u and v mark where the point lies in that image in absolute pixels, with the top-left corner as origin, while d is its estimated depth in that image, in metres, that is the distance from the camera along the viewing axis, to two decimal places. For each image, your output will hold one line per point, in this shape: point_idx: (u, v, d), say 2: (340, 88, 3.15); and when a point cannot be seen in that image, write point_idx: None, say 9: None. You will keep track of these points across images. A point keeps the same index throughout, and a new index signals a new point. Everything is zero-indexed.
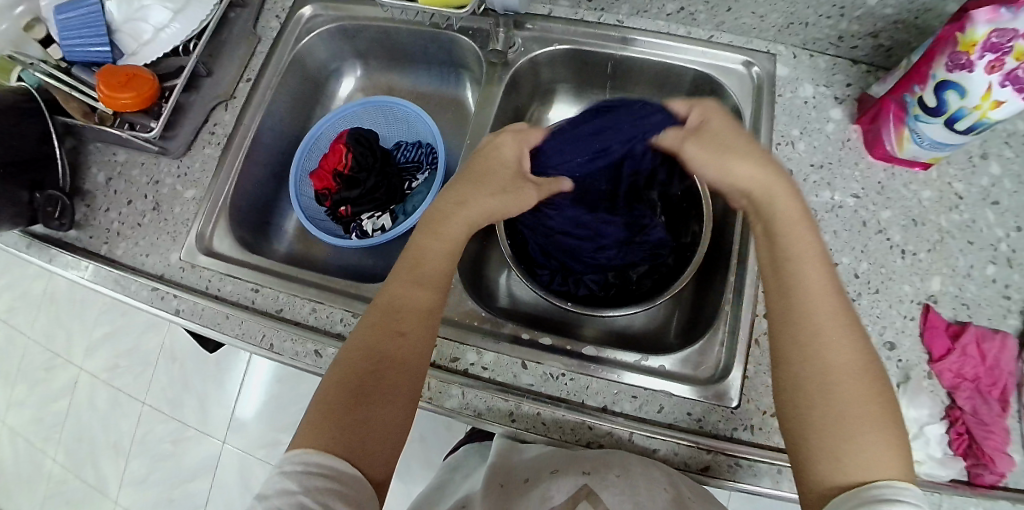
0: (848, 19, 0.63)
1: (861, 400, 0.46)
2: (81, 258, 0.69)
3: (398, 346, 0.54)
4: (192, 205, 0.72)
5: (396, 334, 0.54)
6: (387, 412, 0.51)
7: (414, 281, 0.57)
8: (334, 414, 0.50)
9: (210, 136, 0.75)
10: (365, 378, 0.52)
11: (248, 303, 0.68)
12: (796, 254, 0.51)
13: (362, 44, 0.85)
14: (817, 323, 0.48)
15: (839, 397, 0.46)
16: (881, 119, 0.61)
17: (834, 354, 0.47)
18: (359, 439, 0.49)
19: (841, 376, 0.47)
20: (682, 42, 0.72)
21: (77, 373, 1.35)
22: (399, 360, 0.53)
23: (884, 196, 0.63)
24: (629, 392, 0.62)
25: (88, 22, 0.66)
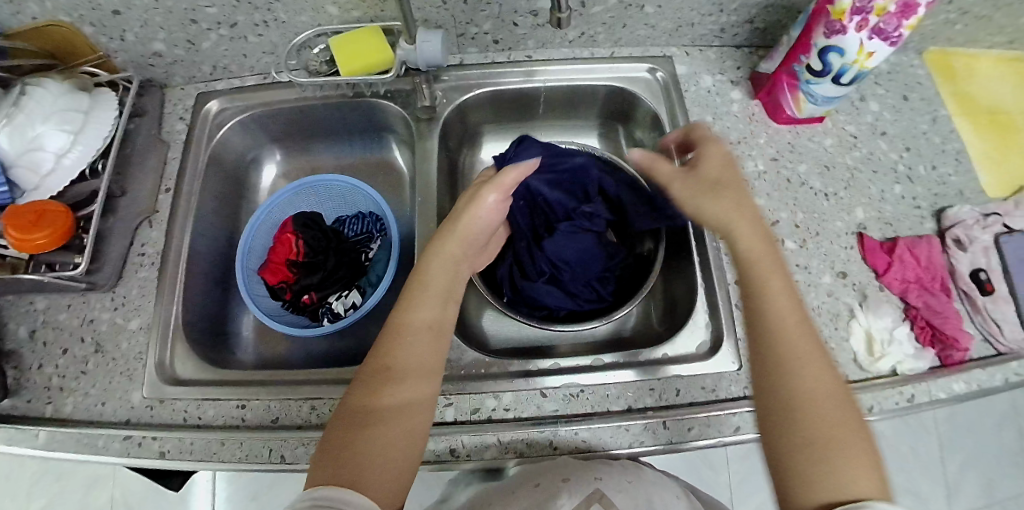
0: (726, 13, 0.73)
1: (835, 412, 0.48)
2: (28, 426, 0.61)
3: (396, 380, 0.53)
4: (140, 335, 0.66)
5: (390, 367, 0.54)
6: (387, 443, 0.50)
7: (423, 293, 0.60)
8: (340, 445, 0.50)
9: (140, 257, 0.70)
10: (376, 395, 0.53)
11: (238, 422, 0.62)
12: (768, 285, 0.53)
13: (278, 129, 0.82)
14: (781, 343, 0.50)
15: (811, 412, 0.48)
16: (776, 90, 0.73)
17: (805, 372, 0.49)
18: (363, 465, 0.49)
19: (818, 399, 0.48)
20: (588, 63, 0.79)
21: None
22: (402, 379, 0.54)
23: (796, 152, 0.74)
24: (647, 386, 0.64)
25: None
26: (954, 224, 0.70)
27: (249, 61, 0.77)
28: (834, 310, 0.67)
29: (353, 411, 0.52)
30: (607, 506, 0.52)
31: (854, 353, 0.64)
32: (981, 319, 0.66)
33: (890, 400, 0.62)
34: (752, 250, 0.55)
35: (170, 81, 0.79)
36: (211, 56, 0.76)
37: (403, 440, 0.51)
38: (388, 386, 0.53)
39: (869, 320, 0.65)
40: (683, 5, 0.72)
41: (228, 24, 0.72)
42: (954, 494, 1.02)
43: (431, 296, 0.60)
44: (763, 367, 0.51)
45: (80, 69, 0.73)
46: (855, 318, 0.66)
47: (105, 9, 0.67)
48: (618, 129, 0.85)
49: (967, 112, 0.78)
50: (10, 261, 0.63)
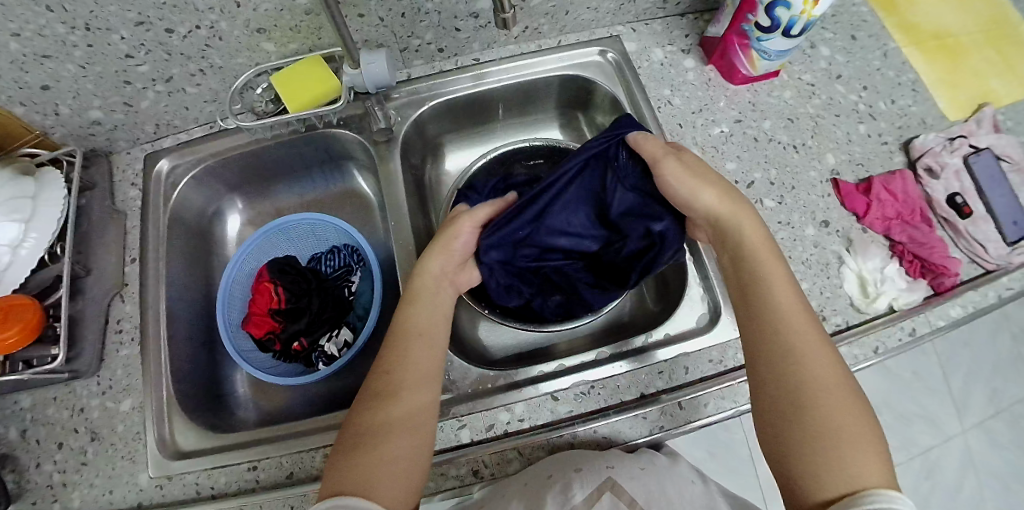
0: None
1: (842, 413, 0.50)
2: None
3: (398, 390, 0.55)
4: (134, 414, 0.65)
5: (394, 378, 0.56)
6: (392, 446, 0.52)
7: (413, 304, 0.61)
8: (355, 449, 0.52)
9: (119, 334, 0.68)
10: (377, 406, 0.54)
11: (253, 484, 0.61)
12: (769, 285, 0.56)
13: (235, 177, 0.80)
14: (790, 345, 0.53)
15: (821, 410, 0.50)
16: (729, 52, 0.72)
17: (816, 373, 0.51)
18: (372, 474, 0.50)
19: (825, 396, 0.50)
20: (540, 55, 0.78)
21: None
22: (399, 384, 0.55)
23: (757, 110, 0.75)
24: (656, 369, 0.64)
25: None
26: (923, 154, 0.71)
27: (192, 113, 0.75)
28: (823, 260, 0.68)
29: (360, 425, 0.54)
30: (619, 493, 0.53)
31: (850, 298, 0.66)
32: (965, 243, 0.68)
33: (893, 337, 0.65)
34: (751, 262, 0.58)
35: (114, 147, 0.76)
36: (152, 114, 0.73)
37: (417, 443, 0.53)
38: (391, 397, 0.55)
39: (859, 263, 0.67)
40: None
41: (163, 80, 0.69)
42: (962, 408, 1.05)
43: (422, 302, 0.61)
44: (769, 363, 0.53)
45: (18, 153, 0.70)
46: (845, 263, 0.68)
47: (32, 86, 0.64)
48: (579, 116, 0.85)
49: (914, 41, 0.79)
50: None
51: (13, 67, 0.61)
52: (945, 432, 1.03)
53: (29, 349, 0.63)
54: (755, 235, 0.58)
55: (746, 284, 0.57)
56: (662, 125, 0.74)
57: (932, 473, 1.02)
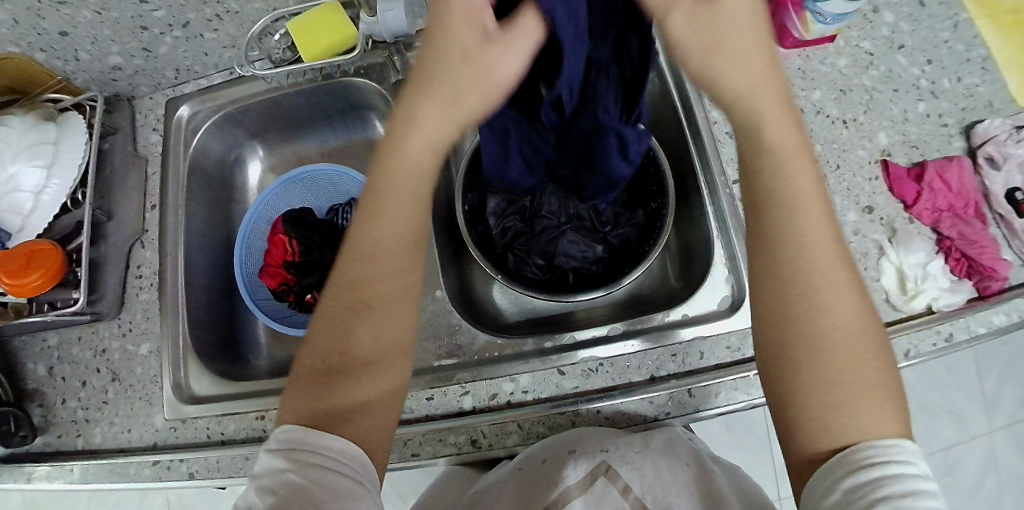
0: None
1: (859, 357, 0.41)
2: (64, 462, 0.67)
3: (354, 319, 0.45)
4: (151, 360, 0.69)
5: (358, 296, 0.45)
6: (365, 383, 0.44)
7: (360, 228, 0.47)
8: (313, 407, 0.43)
9: (139, 279, 0.71)
10: (330, 335, 0.45)
11: (260, 434, 0.64)
12: (789, 207, 0.43)
13: (255, 124, 0.79)
14: (819, 258, 0.42)
15: (838, 354, 0.41)
16: (780, 12, 0.65)
17: (829, 315, 0.41)
18: (346, 413, 0.43)
19: (837, 334, 0.41)
20: None
21: None
22: (367, 295, 0.45)
23: (808, 78, 0.68)
24: (669, 351, 0.61)
25: None
26: (986, 142, 0.65)
27: (212, 59, 0.73)
28: (861, 249, 0.64)
29: (318, 358, 0.45)
30: (614, 478, 0.51)
31: (886, 292, 0.62)
32: (1019, 244, 0.62)
33: (927, 341, 0.61)
34: (794, 151, 0.43)
35: (136, 92, 0.76)
36: (172, 59, 0.72)
37: (384, 384, 0.45)
38: (358, 319, 0.45)
39: (900, 256, 0.63)
40: None
41: (180, 25, 0.67)
42: (993, 406, 1.00)
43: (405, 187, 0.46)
44: (769, 309, 0.43)
45: (41, 98, 0.70)
46: (885, 255, 0.63)
47: (52, 32, 0.63)
48: None
49: (989, 13, 0.70)
50: (12, 306, 0.66)
51: (31, 12, 0.60)
52: (969, 429, 0.99)
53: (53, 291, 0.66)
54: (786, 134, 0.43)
55: (785, 196, 0.43)
56: (700, 90, 0.68)
57: (952, 468, 0.98)
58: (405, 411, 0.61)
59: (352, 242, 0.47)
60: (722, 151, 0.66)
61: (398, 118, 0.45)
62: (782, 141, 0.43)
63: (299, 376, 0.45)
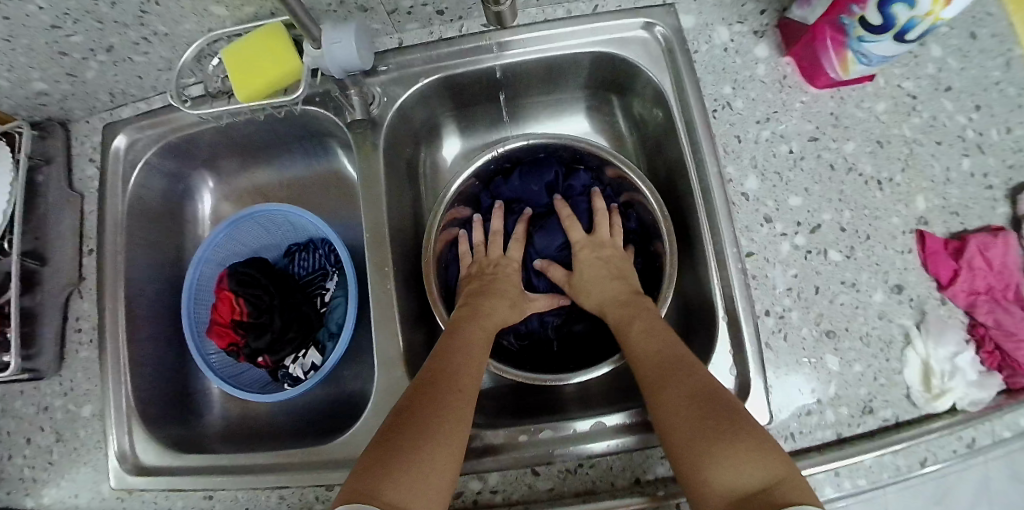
0: None
1: (704, 427, 0.43)
2: None
3: (431, 398, 0.47)
4: (95, 421, 0.63)
5: (433, 383, 0.49)
6: (423, 459, 0.43)
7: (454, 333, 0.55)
8: (368, 470, 0.42)
9: (78, 333, 0.65)
10: (402, 420, 0.46)
11: None
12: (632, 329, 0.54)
13: (205, 154, 0.70)
14: (663, 372, 0.49)
15: (687, 439, 0.43)
16: (815, 47, 0.55)
17: (669, 398, 0.46)
18: (406, 487, 0.41)
19: (690, 426, 0.44)
20: (568, 25, 0.61)
21: None
22: (434, 381, 0.49)
23: (841, 126, 0.58)
24: (657, 453, 0.54)
25: None
26: None
27: (148, 82, 0.63)
28: (886, 336, 0.54)
29: (385, 433, 0.45)
30: None
31: (909, 388, 0.53)
32: None
33: (948, 447, 0.53)
34: (620, 314, 0.57)
35: (69, 115, 0.67)
36: (102, 84, 0.62)
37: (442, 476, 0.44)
38: (430, 393, 0.48)
39: (929, 347, 0.53)
40: None
41: (104, 49, 0.57)
42: None
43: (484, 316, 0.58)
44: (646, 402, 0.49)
45: None
46: (912, 345, 0.54)
47: None
48: (613, 101, 0.69)
49: None
50: None
51: None
52: None
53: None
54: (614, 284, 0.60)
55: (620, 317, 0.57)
56: (715, 137, 0.58)
57: None
58: None
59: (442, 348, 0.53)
60: (735, 214, 0.57)
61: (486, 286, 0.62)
62: (618, 314, 0.57)
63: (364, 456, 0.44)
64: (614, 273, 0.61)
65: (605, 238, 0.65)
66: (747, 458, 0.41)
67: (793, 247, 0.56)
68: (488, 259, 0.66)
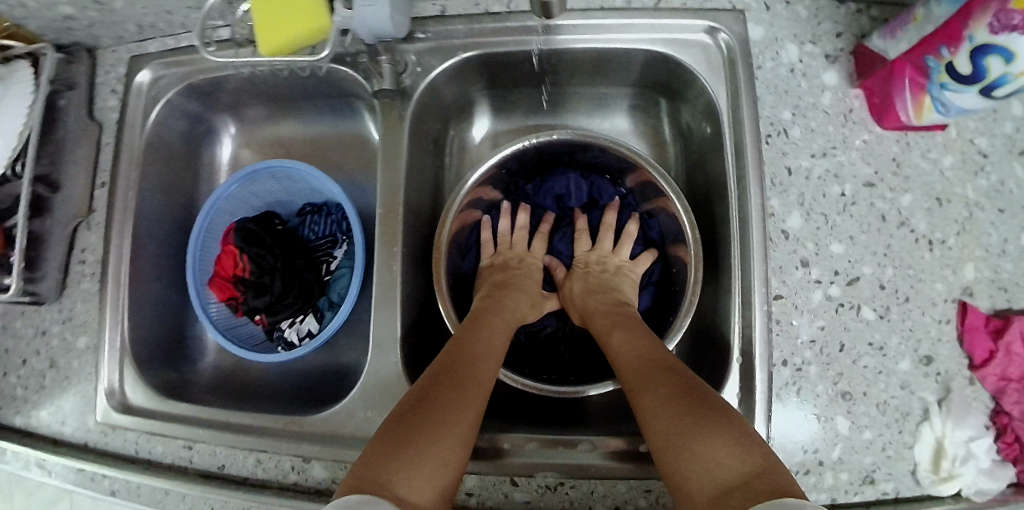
0: None
1: (678, 416, 0.41)
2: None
3: (441, 389, 0.45)
4: (88, 353, 0.65)
5: (448, 373, 0.47)
6: (434, 454, 0.40)
7: (477, 324, 0.54)
8: (374, 466, 0.39)
9: (82, 265, 0.66)
10: (410, 409, 0.43)
11: (186, 463, 0.60)
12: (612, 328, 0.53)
13: (230, 99, 0.68)
14: (642, 367, 0.47)
15: (663, 431, 0.41)
16: (892, 84, 0.50)
17: (645, 391, 0.45)
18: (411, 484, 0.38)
19: (663, 420, 0.42)
20: (626, 17, 0.56)
21: None
22: (452, 373, 0.47)
23: (902, 175, 0.54)
24: (642, 486, 0.52)
25: None
26: None
27: (176, 19, 0.61)
28: (903, 408, 0.52)
29: (392, 423, 0.42)
30: None
31: (915, 465, 0.51)
32: None
33: None
34: (605, 316, 0.56)
35: (97, 43, 0.66)
36: (130, 16, 0.60)
37: (438, 472, 0.40)
38: (447, 385, 0.46)
39: (946, 428, 0.51)
40: None
41: None
42: None
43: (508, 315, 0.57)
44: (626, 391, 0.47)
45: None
46: (929, 421, 0.52)
47: None
48: (660, 103, 0.64)
49: None
50: None
51: None
52: None
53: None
54: (606, 296, 0.58)
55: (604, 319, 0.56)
56: (763, 165, 0.53)
57: None
58: (335, 481, 0.56)
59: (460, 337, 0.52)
60: (771, 253, 0.53)
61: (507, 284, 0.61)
62: (601, 322, 0.55)
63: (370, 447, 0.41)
64: (602, 286, 0.60)
65: (607, 251, 0.64)
66: (726, 448, 0.38)
67: (824, 297, 0.52)
68: (512, 254, 0.65)
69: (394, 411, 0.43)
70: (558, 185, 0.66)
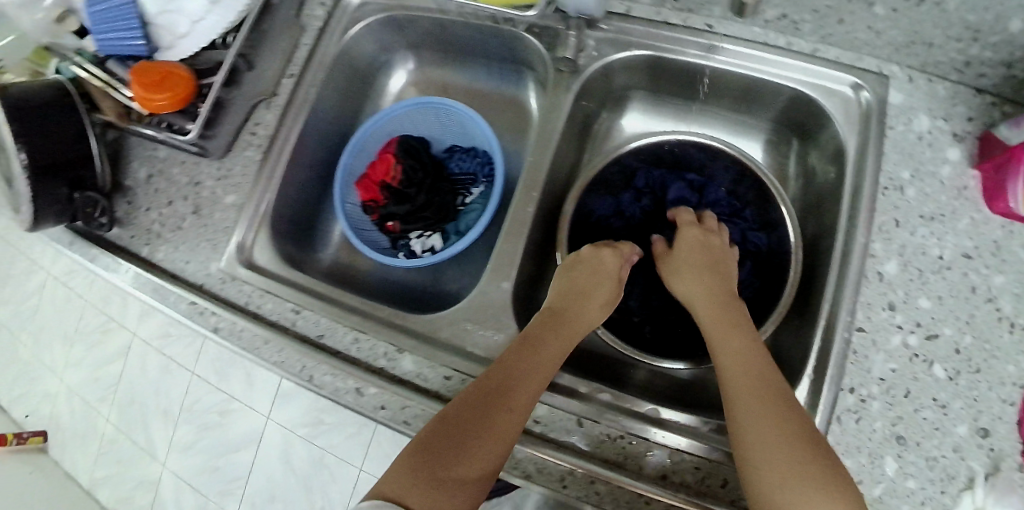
0: (982, 45, 0.54)
1: (782, 446, 0.47)
2: (121, 262, 0.76)
3: (501, 384, 0.52)
4: (231, 210, 0.74)
5: (504, 367, 0.54)
6: (482, 441, 0.49)
7: (551, 325, 0.59)
8: (429, 447, 0.49)
9: (251, 136, 0.76)
10: (468, 401, 0.52)
11: (288, 324, 0.68)
12: (721, 333, 0.57)
13: (415, 37, 0.78)
14: (754, 386, 0.51)
15: (762, 451, 0.47)
16: (1007, 168, 0.53)
17: (750, 410, 0.50)
18: (457, 464, 0.48)
19: (762, 440, 0.48)
20: (785, 56, 0.62)
21: (127, 338, 1.27)
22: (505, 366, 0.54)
23: (998, 258, 0.56)
24: (692, 462, 0.55)
25: (121, 15, 0.71)
26: None
27: None
28: (950, 470, 0.53)
29: (452, 411, 0.52)
30: None
31: None
32: None
33: None
34: (717, 321, 0.59)
35: None
36: None
37: (491, 450, 0.49)
38: (504, 379, 0.53)
39: (987, 502, 0.52)
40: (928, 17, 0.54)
41: None
42: None
43: (587, 308, 0.62)
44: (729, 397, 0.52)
45: None
46: (971, 491, 0.52)
47: None
48: (793, 145, 0.71)
49: None
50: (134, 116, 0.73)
51: None
52: None
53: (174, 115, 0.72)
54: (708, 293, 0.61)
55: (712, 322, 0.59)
56: (875, 212, 0.58)
57: None
58: (419, 376, 0.61)
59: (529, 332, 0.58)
60: (863, 289, 0.57)
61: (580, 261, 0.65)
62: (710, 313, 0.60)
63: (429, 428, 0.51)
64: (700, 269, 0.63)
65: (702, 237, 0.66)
66: (821, 492, 0.44)
67: (901, 344, 0.56)
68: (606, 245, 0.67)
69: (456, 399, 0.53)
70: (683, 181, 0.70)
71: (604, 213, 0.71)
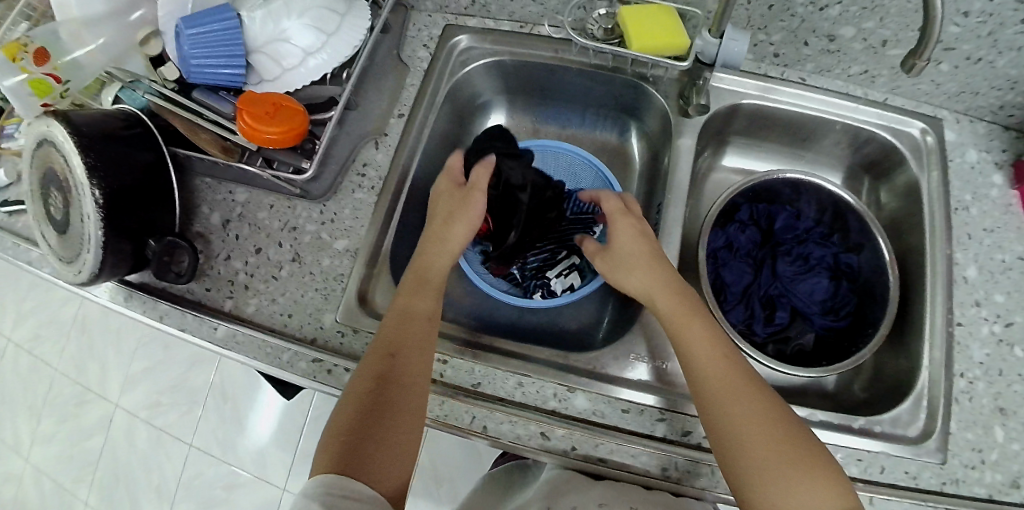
0: (1016, 92, 0.70)
1: (771, 442, 0.54)
2: (210, 318, 0.68)
3: (389, 375, 0.57)
4: (344, 257, 0.70)
5: (386, 358, 0.58)
6: (382, 438, 0.55)
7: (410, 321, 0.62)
8: (356, 440, 0.54)
9: (360, 177, 0.73)
10: (371, 396, 0.56)
11: (436, 375, 0.65)
12: (677, 317, 0.62)
13: (514, 81, 0.83)
14: (726, 384, 0.57)
15: (749, 446, 0.54)
16: None
17: (734, 408, 0.56)
18: (371, 468, 0.53)
19: (746, 437, 0.54)
20: (863, 104, 0.76)
21: (111, 410, 1.40)
22: (399, 372, 0.57)
23: None
24: (853, 455, 0.64)
25: (219, 40, 0.64)
26: None
27: (513, 8, 0.76)
28: None
29: (394, 400, 0.56)
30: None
31: None
32: None
33: None
34: (679, 316, 0.61)
35: (419, 5, 0.80)
36: None
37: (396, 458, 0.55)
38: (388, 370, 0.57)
39: None
40: (977, 73, 0.70)
41: None
42: None
43: (424, 295, 0.64)
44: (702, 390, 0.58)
45: None
46: None
47: None
48: (864, 183, 0.84)
49: None
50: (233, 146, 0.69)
51: None
52: None
53: (282, 153, 0.68)
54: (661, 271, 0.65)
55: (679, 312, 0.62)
56: (951, 228, 0.72)
57: None
58: (596, 412, 0.63)
59: (412, 317, 0.61)
60: (954, 291, 0.70)
61: (436, 239, 0.69)
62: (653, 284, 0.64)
63: (338, 416, 0.56)
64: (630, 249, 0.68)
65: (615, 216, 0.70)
66: (819, 490, 0.52)
67: (989, 332, 0.68)
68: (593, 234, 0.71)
69: (379, 390, 0.56)
70: (786, 212, 0.80)
71: (717, 246, 0.80)
